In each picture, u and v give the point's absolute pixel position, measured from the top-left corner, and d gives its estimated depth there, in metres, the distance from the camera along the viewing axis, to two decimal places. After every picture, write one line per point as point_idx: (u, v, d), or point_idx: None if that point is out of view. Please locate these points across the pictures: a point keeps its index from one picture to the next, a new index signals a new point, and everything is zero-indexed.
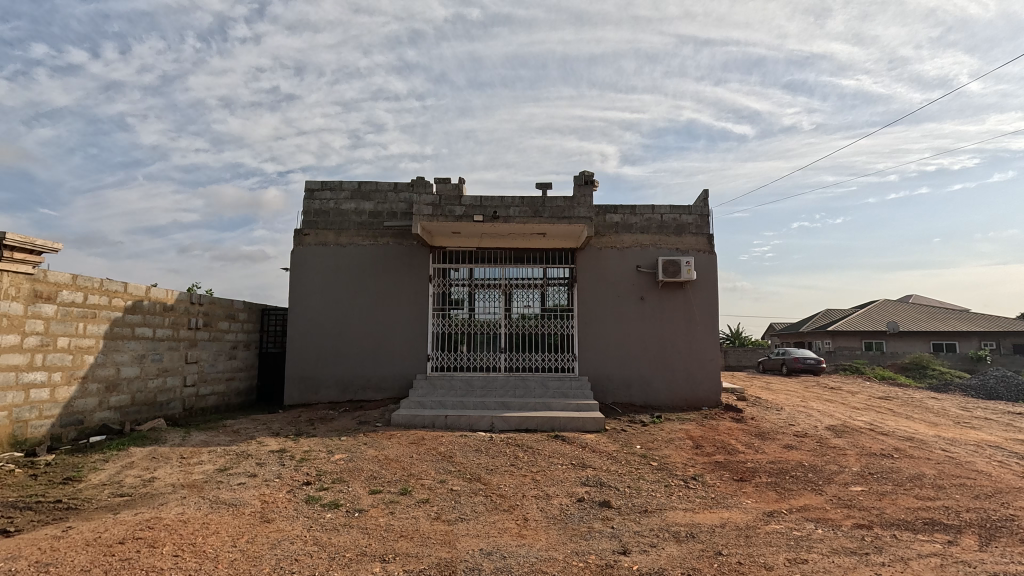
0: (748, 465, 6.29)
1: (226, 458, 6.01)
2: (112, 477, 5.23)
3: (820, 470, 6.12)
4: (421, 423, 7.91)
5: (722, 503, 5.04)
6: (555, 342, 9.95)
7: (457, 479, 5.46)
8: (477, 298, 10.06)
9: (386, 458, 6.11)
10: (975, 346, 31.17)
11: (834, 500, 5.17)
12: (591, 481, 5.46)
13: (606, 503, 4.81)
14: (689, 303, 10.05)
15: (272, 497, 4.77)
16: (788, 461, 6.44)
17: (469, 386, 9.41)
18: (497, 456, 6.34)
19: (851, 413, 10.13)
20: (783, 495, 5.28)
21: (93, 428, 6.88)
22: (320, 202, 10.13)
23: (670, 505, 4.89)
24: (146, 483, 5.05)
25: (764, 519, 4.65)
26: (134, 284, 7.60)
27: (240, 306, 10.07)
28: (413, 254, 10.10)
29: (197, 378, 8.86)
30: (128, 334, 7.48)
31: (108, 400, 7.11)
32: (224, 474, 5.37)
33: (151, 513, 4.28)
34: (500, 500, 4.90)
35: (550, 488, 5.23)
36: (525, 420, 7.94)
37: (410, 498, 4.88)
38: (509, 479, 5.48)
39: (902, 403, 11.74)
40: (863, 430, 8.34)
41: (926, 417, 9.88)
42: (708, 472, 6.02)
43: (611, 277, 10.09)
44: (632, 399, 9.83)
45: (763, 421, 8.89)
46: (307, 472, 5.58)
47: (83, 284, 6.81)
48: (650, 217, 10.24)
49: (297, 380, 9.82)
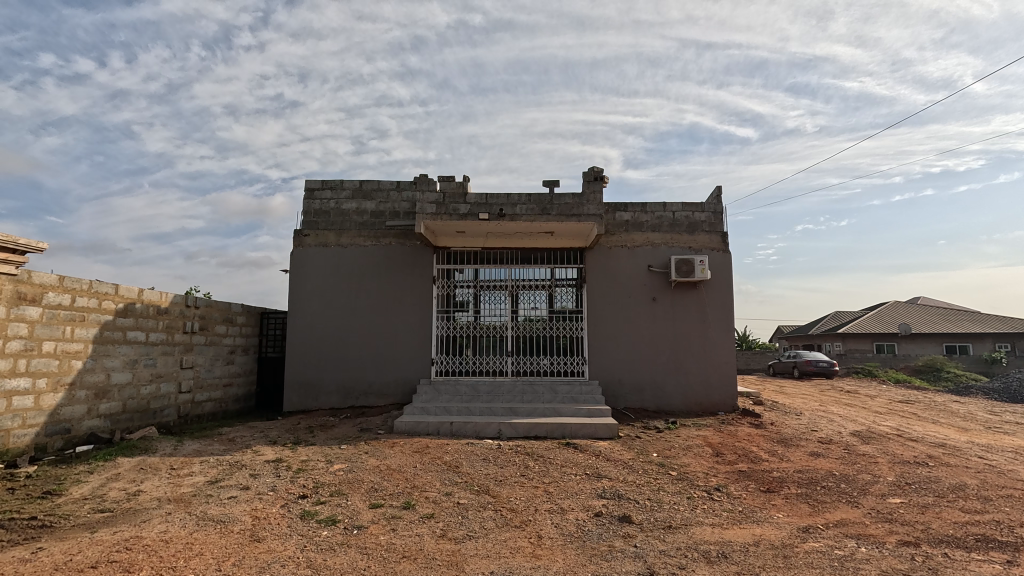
0: (775, 474, 5.88)
1: (218, 469, 5.66)
2: (94, 490, 4.88)
3: (852, 480, 5.71)
4: (426, 430, 7.55)
5: (752, 517, 4.65)
6: (563, 345, 9.58)
7: (464, 491, 5.09)
8: (483, 299, 9.72)
9: (388, 469, 5.73)
10: (989, 348, 30.54)
11: (872, 513, 4.77)
12: (608, 494, 5.07)
13: (627, 518, 4.42)
14: (703, 303, 9.65)
15: (264, 513, 4.41)
16: (818, 470, 6.04)
17: (475, 391, 9.02)
18: (507, 466, 5.95)
19: (875, 418, 9.68)
20: (817, 509, 4.88)
21: (81, 437, 6.54)
22: (320, 202, 9.82)
23: (697, 520, 4.50)
24: (130, 498, 4.70)
25: (800, 537, 4.25)
26: (126, 286, 7.29)
27: (238, 310, 9.76)
28: (416, 255, 9.76)
29: (193, 384, 8.53)
30: (119, 338, 7.16)
31: (97, 408, 6.78)
32: (215, 487, 5.02)
33: (132, 532, 3.92)
34: (512, 515, 4.51)
35: (565, 501, 4.85)
36: (534, 427, 7.56)
37: (414, 513, 4.51)
38: (520, 492, 5.09)
39: (925, 407, 11.27)
40: (891, 436, 7.90)
41: (953, 421, 9.42)
42: (732, 482, 5.62)
43: (621, 277, 9.72)
44: (645, 404, 9.43)
45: (784, 426, 8.47)
46: (303, 484, 5.22)
47: (71, 285, 6.51)
48: (662, 215, 9.87)
49: (297, 385, 9.48)
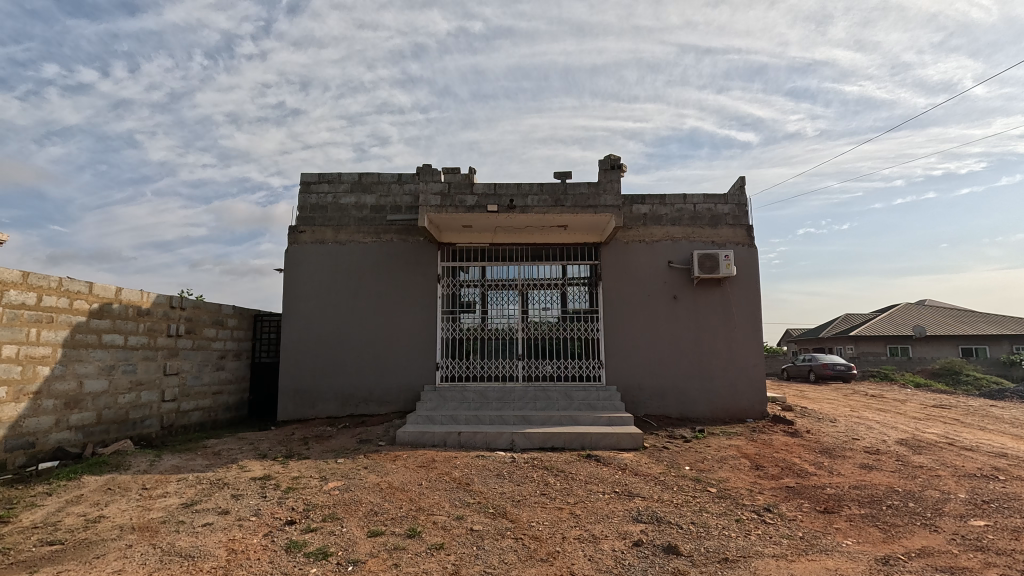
0: (829, 492, 5.17)
1: (196, 489, 4.98)
2: (48, 517, 4.19)
3: (919, 497, 4.98)
4: (431, 442, 6.86)
5: (818, 546, 3.97)
6: (579, 348, 8.90)
7: (478, 515, 4.38)
8: (491, 300, 9.06)
9: (389, 488, 5.04)
10: (1007, 350, 29.72)
11: (959, 541, 4.05)
12: (645, 517, 4.37)
13: (673, 548, 3.72)
14: (728, 302, 8.97)
15: (243, 545, 3.73)
16: (876, 486, 5.32)
17: (484, 398, 8.32)
18: (524, 483, 5.26)
19: (916, 424, 8.93)
20: (890, 535, 4.17)
21: (48, 452, 5.86)
22: (317, 196, 9.19)
23: (756, 551, 3.80)
24: (87, 526, 4.01)
25: (883, 572, 3.55)
26: (101, 284, 6.64)
27: (229, 312, 9.11)
28: (419, 252, 9.10)
29: (178, 393, 7.87)
30: (93, 342, 6.49)
31: (67, 419, 6.10)
32: (188, 512, 4.32)
33: (81, 572, 3.25)
34: (536, 545, 3.82)
35: (596, 527, 4.14)
36: (551, 437, 6.85)
37: (421, 543, 3.82)
38: (542, 515, 4.40)
39: (965, 412, 10.47)
40: (943, 446, 7.18)
41: (1003, 428, 8.67)
42: (782, 501, 4.91)
43: (640, 274, 9.04)
44: (667, 411, 8.72)
45: (822, 435, 7.73)
46: (292, 507, 4.52)
47: (37, 283, 5.86)
48: (682, 208, 9.21)
49: (292, 393, 8.81)
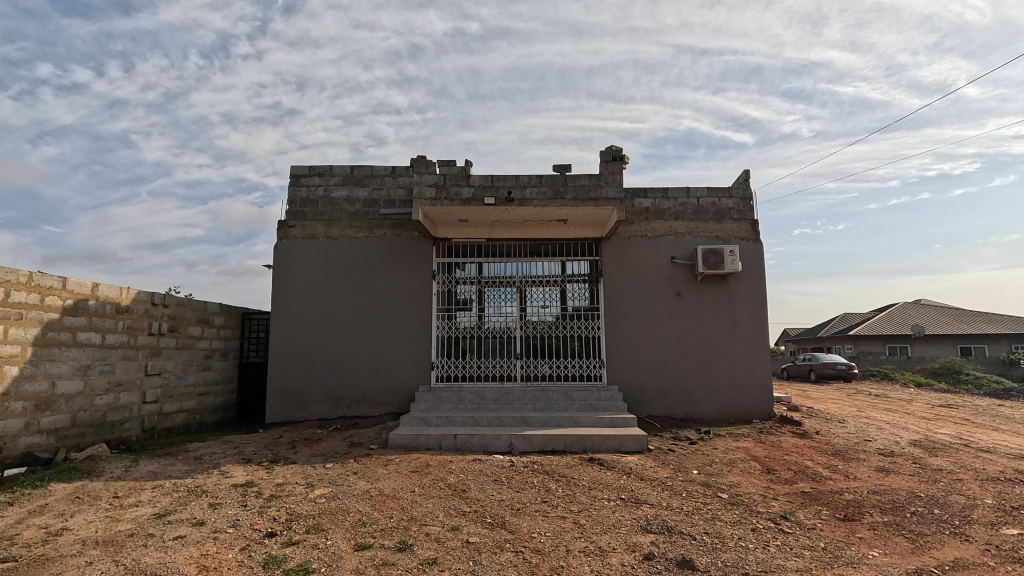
0: (848, 497, 4.86)
1: (171, 497, 4.64)
2: (5, 530, 3.85)
3: (944, 503, 4.68)
4: (426, 445, 6.53)
5: (842, 557, 3.67)
6: (579, 347, 8.59)
7: (474, 525, 4.06)
8: (488, 297, 8.75)
9: (380, 495, 4.71)
10: (1006, 349, 29.45)
11: (994, 552, 3.75)
12: (655, 526, 4.05)
13: (688, 562, 3.41)
14: (733, 299, 8.67)
15: (217, 561, 3.39)
16: (898, 492, 5.01)
17: (481, 399, 8.00)
18: (524, 490, 4.93)
19: (927, 425, 8.65)
20: (920, 545, 3.87)
21: (15, 458, 5.51)
22: (307, 189, 8.84)
23: (778, 565, 3.48)
24: (46, 540, 3.67)
25: None
26: (75, 279, 6.29)
27: (216, 310, 8.75)
28: (413, 247, 8.77)
29: (160, 394, 7.52)
30: (67, 340, 6.14)
31: (38, 422, 5.74)
32: (160, 524, 3.98)
33: None
34: (538, 559, 3.49)
35: (603, 539, 3.82)
36: (551, 439, 6.53)
37: (412, 558, 3.49)
38: (543, 525, 4.07)
39: (976, 412, 10.17)
40: (959, 448, 6.88)
41: (1018, 429, 8.37)
42: (798, 508, 4.61)
43: (641, 270, 8.74)
44: (670, 411, 8.42)
45: (832, 436, 7.44)
46: (274, 517, 4.20)
47: (5, 278, 5.50)
48: (685, 201, 8.90)
49: (281, 394, 8.46)
